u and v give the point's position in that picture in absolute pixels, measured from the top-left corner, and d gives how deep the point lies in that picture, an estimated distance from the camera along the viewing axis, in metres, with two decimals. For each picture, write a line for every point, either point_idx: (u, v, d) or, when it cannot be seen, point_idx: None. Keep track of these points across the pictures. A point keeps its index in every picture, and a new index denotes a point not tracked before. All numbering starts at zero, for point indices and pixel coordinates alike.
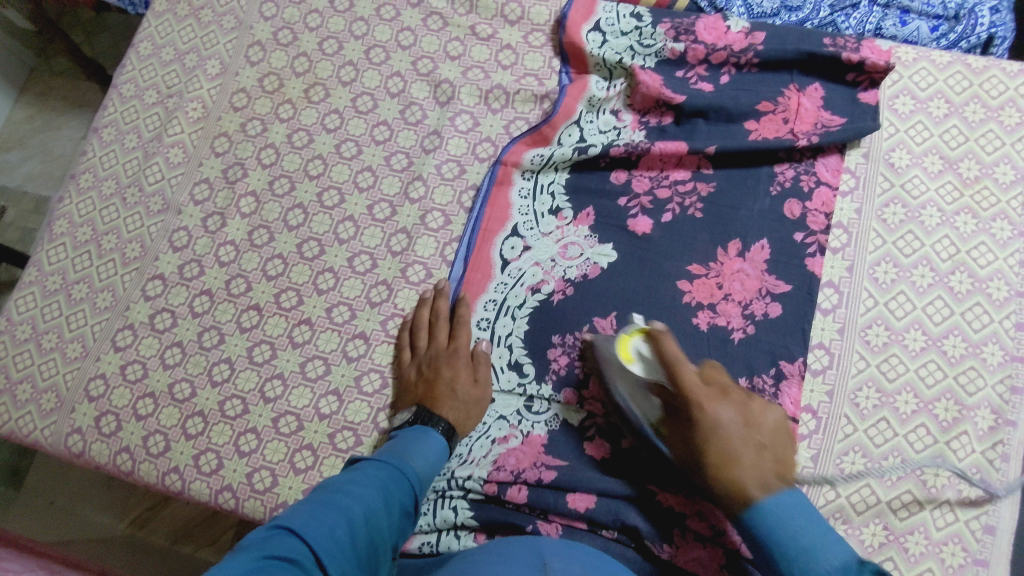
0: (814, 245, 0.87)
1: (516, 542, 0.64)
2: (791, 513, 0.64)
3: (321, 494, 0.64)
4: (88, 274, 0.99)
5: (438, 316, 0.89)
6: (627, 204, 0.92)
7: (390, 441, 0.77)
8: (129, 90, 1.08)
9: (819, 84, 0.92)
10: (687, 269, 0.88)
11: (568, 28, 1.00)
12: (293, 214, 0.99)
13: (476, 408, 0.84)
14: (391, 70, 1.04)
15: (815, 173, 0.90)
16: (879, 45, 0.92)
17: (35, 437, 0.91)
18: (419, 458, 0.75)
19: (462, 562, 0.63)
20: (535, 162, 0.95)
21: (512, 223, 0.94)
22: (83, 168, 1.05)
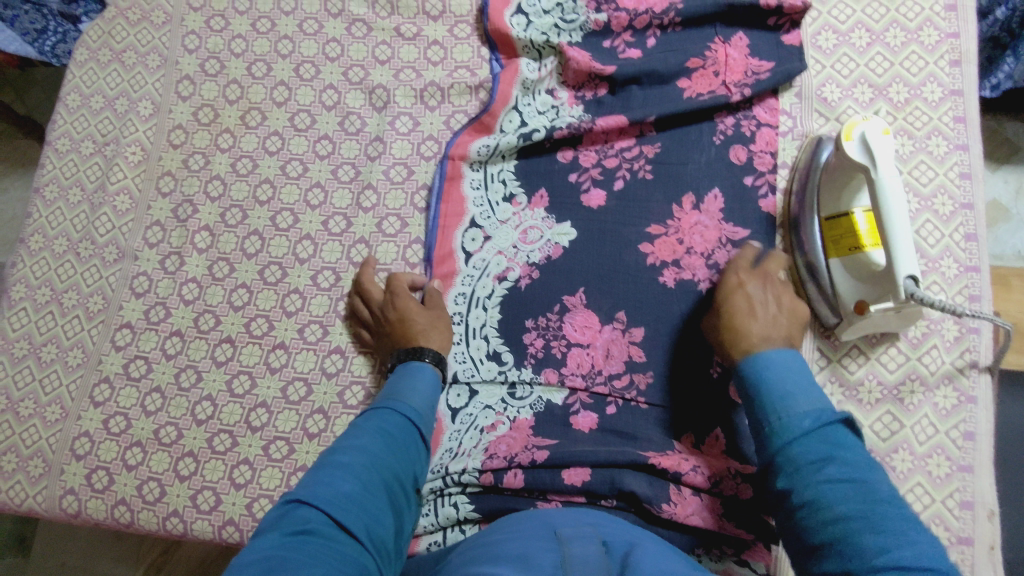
0: (764, 186, 0.89)
1: (525, 517, 0.64)
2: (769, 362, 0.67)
3: (325, 458, 0.65)
4: (55, 334, 0.98)
5: (365, 283, 0.91)
6: (579, 179, 0.93)
7: (381, 389, 0.78)
8: (64, 145, 1.07)
9: (743, 33, 0.93)
10: (647, 231, 0.90)
11: (490, 15, 1.00)
12: (250, 241, 0.98)
13: (444, 329, 0.87)
14: (324, 84, 1.04)
15: (754, 117, 0.92)
16: None
17: (29, 505, 0.91)
18: (412, 395, 0.76)
19: (476, 542, 0.63)
20: (482, 153, 0.95)
21: (469, 216, 0.94)
22: (32, 230, 1.03)
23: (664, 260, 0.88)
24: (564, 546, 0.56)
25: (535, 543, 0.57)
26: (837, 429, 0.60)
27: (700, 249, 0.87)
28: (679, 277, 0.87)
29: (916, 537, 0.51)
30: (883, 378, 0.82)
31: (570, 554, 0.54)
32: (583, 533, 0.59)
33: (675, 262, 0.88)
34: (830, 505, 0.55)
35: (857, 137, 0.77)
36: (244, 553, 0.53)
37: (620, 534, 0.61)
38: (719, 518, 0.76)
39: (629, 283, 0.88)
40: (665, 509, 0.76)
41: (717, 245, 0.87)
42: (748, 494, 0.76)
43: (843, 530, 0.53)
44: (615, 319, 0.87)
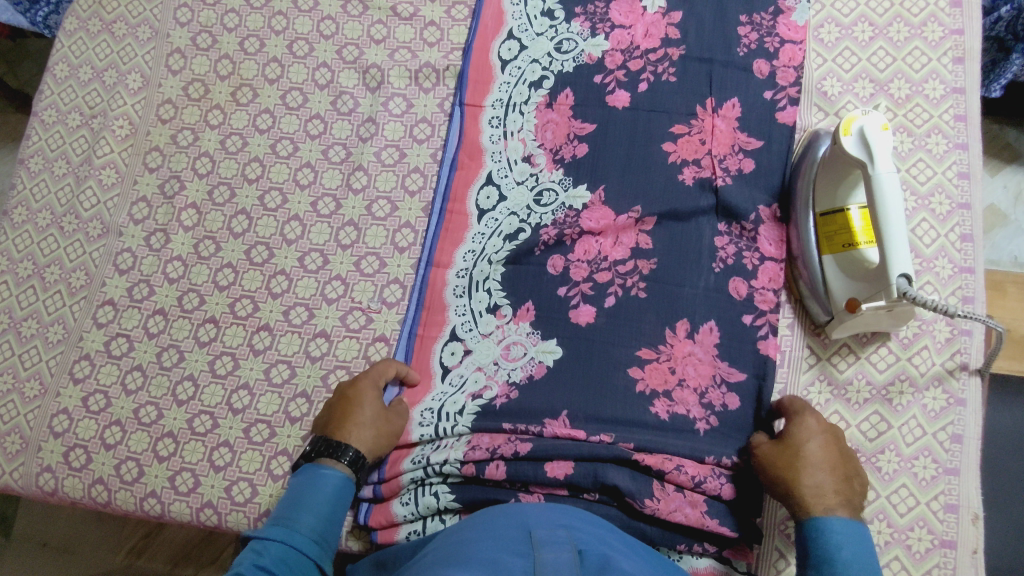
0: (765, 327, 0.82)
1: (500, 517, 0.64)
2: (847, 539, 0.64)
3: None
4: (36, 309, 0.96)
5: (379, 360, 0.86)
6: (568, 293, 0.87)
7: (285, 496, 0.73)
8: (50, 117, 1.04)
9: (736, 101, 0.90)
10: (637, 354, 0.83)
11: (479, 46, 0.98)
12: (237, 220, 0.97)
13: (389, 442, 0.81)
14: (317, 62, 1.02)
15: (758, 249, 0.85)
16: (796, 18, 0.92)
17: (5, 482, 0.90)
18: (309, 514, 0.70)
19: (448, 539, 0.63)
20: (467, 262, 0.91)
21: (450, 328, 0.88)
22: (15, 203, 1.01)
23: (653, 388, 0.82)
24: (535, 551, 0.55)
25: (507, 546, 0.56)
26: None
27: (693, 383, 0.81)
28: (672, 412, 0.80)
29: None
30: (872, 377, 0.81)
31: (540, 561, 0.54)
32: (556, 537, 0.59)
33: (666, 393, 0.81)
34: None
35: (856, 132, 0.76)
36: None
37: (592, 541, 0.61)
38: (701, 515, 0.75)
39: (613, 368, 0.83)
40: (647, 505, 0.75)
41: (711, 383, 0.81)
42: (731, 495, 0.76)
43: None
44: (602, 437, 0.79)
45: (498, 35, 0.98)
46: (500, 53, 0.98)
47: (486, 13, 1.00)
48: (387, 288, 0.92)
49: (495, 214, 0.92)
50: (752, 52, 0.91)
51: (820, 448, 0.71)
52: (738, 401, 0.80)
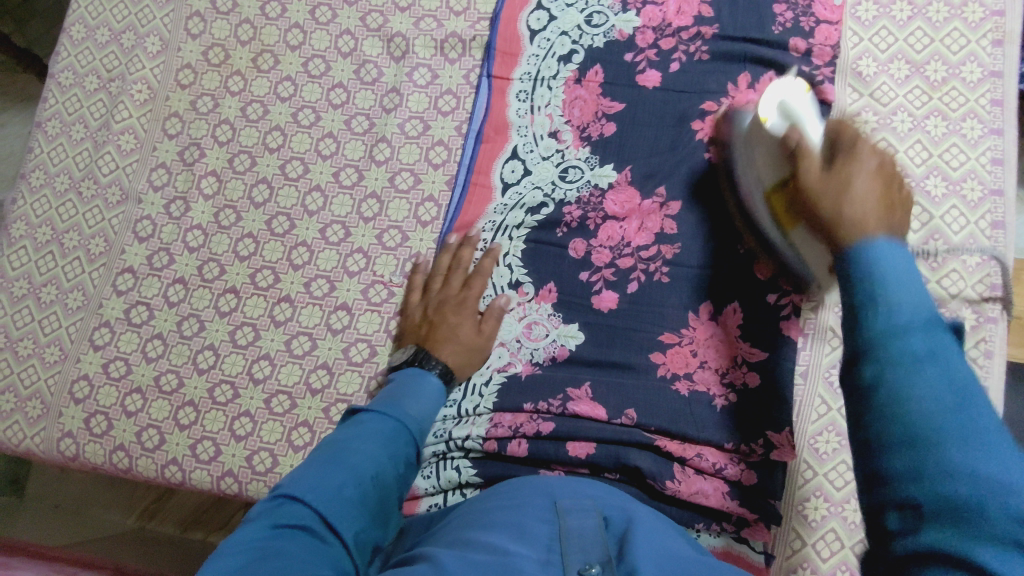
0: (787, 308, 0.81)
1: (528, 485, 0.67)
2: (888, 259, 0.48)
3: (265, 508, 0.56)
4: (55, 275, 0.96)
5: (459, 264, 0.88)
6: (590, 277, 0.87)
7: (390, 385, 0.75)
8: (67, 79, 1.03)
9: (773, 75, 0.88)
10: (659, 338, 0.83)
11: (507, 16, 0.96)
12: (258, 190, 0.96)
13: (477, 356, 0.84)
14: (340, 29, 0.99)
15: None
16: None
17: (26, 446, 0.91)
18: (416, 401, 0.72)
19: (474, 506, 0.67)
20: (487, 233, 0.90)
21: None
22: (32, 166, 1.00)
23: (675, 372, 0.82)
24: (561, 519, 0.59)
25: (534, 512, 0.60)
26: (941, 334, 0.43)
27: (714, 364, 0.81)
28: (692, 391, 0.81)
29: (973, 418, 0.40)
30: None
31: (565, 530, 0.57)
32: (582, 505, 0.62)
33: (687, 375, 0.82)
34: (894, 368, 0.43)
35: (777, 109, 0.76)
36: (224, 554, 0.51)
37: (617, 507, 0.64)
38: (721, 497, 0.76)
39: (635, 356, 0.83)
40: (668, 486, 0.77)
41: (731, 364, 0.81)
42: (751, 480, 0.76)
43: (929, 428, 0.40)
44: (623, 415, 0.80)
45: (526, 5, 0.96)
46: (529, 24, 0.95)
47: None
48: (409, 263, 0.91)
49: (519, 189, 0.91)
50: (787, 31, 0.89)
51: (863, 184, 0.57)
52: (759, 381, 0.80)
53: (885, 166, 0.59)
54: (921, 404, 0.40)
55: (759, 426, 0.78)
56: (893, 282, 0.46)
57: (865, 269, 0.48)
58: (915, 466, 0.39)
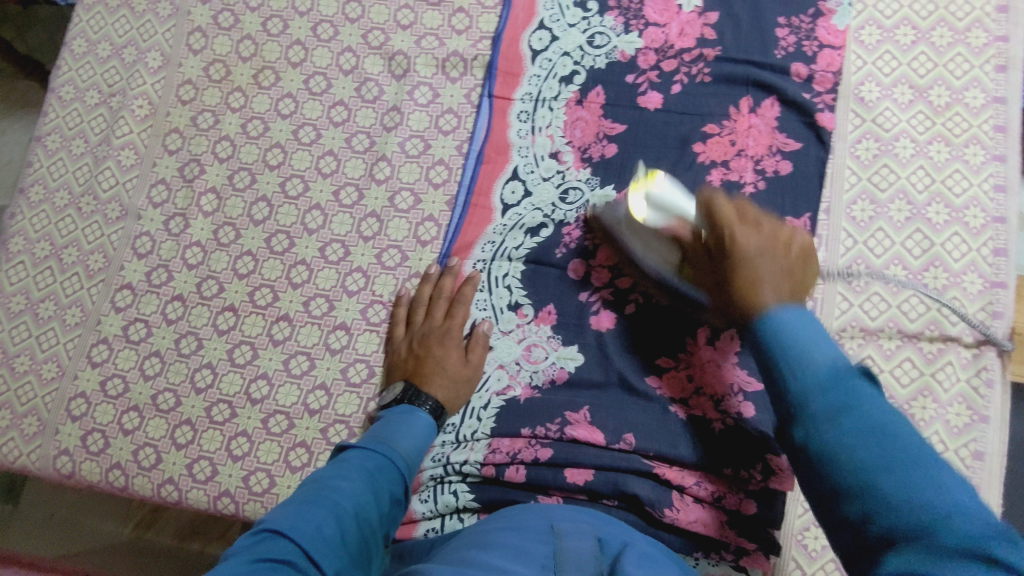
0: None
1: (529, 511, 0.70)
2: (799, 331, 0.55)
3: (247, 544, 0.58)
4: (53, 291, 0.95)
5: (441, 293, 0.88)
6: (589, 299, 0.87)
7: (378, 423, 0.77)
8: (68, 93, 1.02)
9: (775, 99, 0.89)
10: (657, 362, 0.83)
11: (509, 36, 0.96)
12: (257, 207, 0.95)
13: (465, 386, 0.84)
14: (341, 46, 0.99)
15: None
16: (836, 24, 0.90)
17: (22, 463, 0.90)
18: (405, 440, 0.74)
19: (475, 529, 0.69)
20: (486, 254, 0.90)
21: (471, 322, 0.88)
22: (32, 181, 1.00)
23: (672, 396, 0.81)
24: (560, 540, 0.61)
25: (533, 534, 0.63)
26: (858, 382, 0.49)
27: (711, 389, 0.80)
28: (688, 415, 0.80)
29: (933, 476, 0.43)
30: (895, 392, 0.80)
31: (563, 554, 0.58)
32: (580, 528, 0.64)
33: (684, 400, 0.81)
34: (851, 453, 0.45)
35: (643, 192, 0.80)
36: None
37: (615, 533, 0.66)
38: (721, 526, 0.76)
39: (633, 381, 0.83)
40: (666, 515, 0.76)
41: (729, 390, 0.80)
42: (751, 510, 0.76)
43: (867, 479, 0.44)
44: (622, 441, 0.79)
45: (528, 25, 0.96)
46: (531, 44, 0.95)
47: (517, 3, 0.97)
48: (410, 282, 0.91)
49: (519, 210, 0.91)
50: (789, 55, 0.89)
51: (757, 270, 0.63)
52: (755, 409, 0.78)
53: (795, 241, 0.67)
54: (858, 443, 0.46)
55: (758, 451, 0.77)
56: (794, 346, 0.54)
57: (780, 328, 0.56)
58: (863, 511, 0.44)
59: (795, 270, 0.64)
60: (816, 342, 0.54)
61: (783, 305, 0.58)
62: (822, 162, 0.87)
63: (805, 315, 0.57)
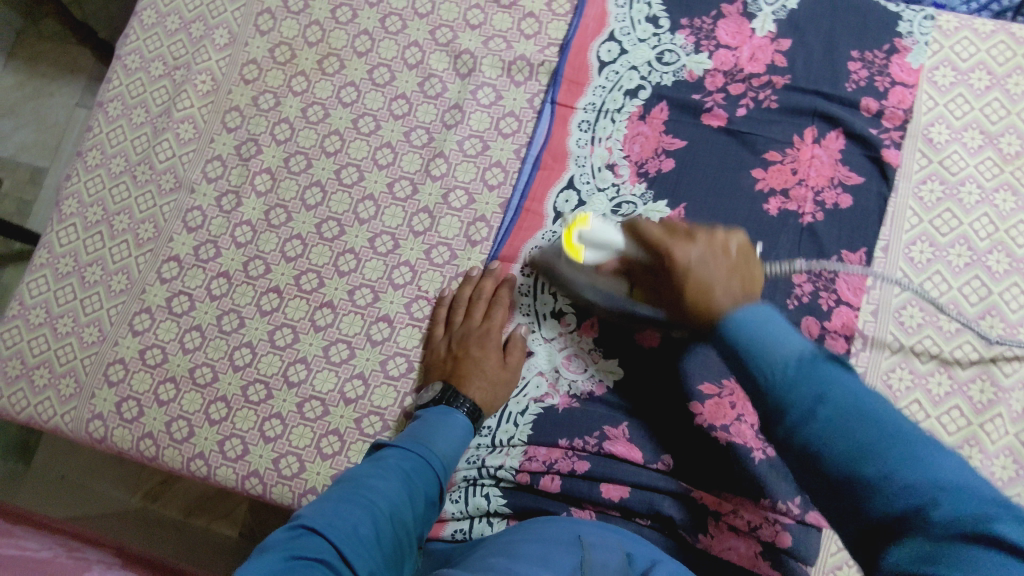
0: None
1: (556, 522, 0.70)
2: (762, 331, 0.54)
3: (283, 538, 0.58)
4: (101, 256, 0.96)
5: (481, 295, 0.88)
6: None
7: (416, 422, 0.76)
8: (134, 63, 1.03)
9: (840, 131, 0.88)
10: (699, 389, 0.81)
11: (578, 45, 0.95)
12: (311, 192, 0.96)
13: (503, 389, 0.83)
14: (408, 40, 0.99)
15: (835, 291, 0.84)
16: (911, 62, 0.89)
17: (56, 423, 0.91)
18: (442, 441, 0.73)
19: (502, 537, 0.69)
20: (535, 260, 0.90)
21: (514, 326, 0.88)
22: (90, 146, 1.01)
23: (712, 424, 0.80)
24: (586, 551, 0.61)
25: (561, 544, 0.63)
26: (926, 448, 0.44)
27: (752, 418, 0.80)
28: (729, 443, 0.79)
29: (940, 463, 0.44)
30: (941, 438, 0.79)
31: (589, 560, 0.59)
32: (608, 543, 0.64)
33: (724, 428, 0.80)
34: (838, 441, 0.47)
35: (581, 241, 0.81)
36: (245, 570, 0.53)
37: (643, 552, 0.65)
38: (754, 557, 0.75)
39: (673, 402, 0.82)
40: (699, 540, 0.76)
41: None
42: (786, 542, 0.75)
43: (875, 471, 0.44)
44: (659, 461, 0.80)
45: (598, 36, 0.96)
46: (599, 55, 0.95)
47: (589, 12, 0.96)
48: (458, 280, 0.90)
49: (570, 217, 0.90)
50: (860, 89, 0.89)
51: (702, 266, 0.65)
52: None
53: (733, 242, 0.69)
54: (858, 427, 0.47)
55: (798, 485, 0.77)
56: (764, 348, 0.52)
57: (878, 486, 0.44)
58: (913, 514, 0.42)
59: (738, 267, 0.66)
60: (879, 419, 0.47)
61: (813, 368, 0.50)
62: (883, 199, 0.86)
63: (847, 376, 0.50)
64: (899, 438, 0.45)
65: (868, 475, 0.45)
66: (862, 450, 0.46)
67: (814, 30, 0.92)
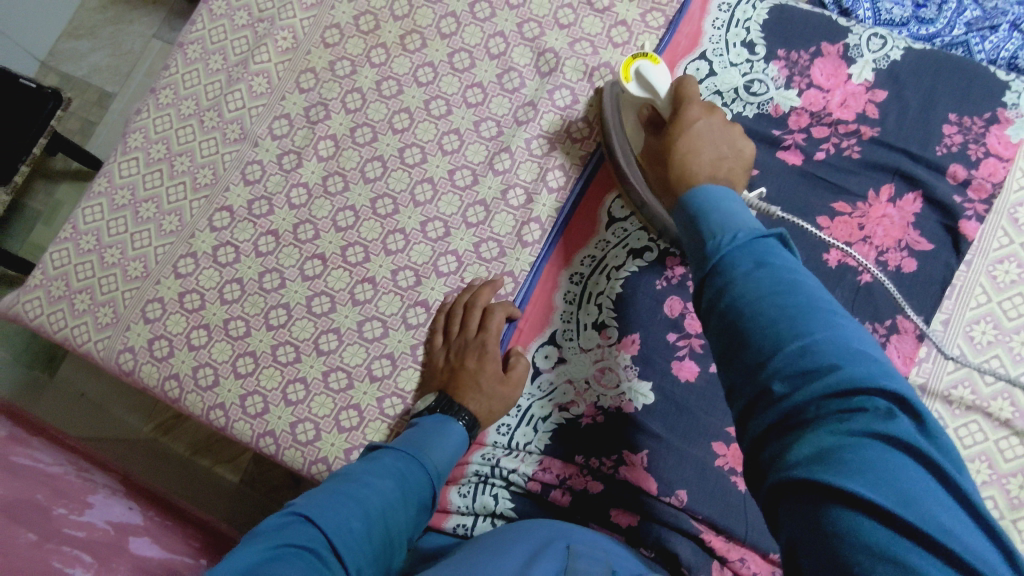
0: None
1: (550, 526, 0.69)
2: (734, 223, 0.53)
3: (274, 525, 0.58)
4: (157, 194, 0.97)
5: (475, 302, 0.85)
6: (677, 341, 0.85)
7: (411, 428, 0.76)
8: (220, 8, 1.03)
9: (920, 195, 0.85)
10: (726, 430, 0.80)
11: (667, 58, 0.94)
12: (371, 165, 0.95)
13: (500, 401, 0.83)
14: (494, 29, 0.98)
15: (884, 356, 0.81)
16: (1011, 135, 0.85)
17: (88, 348, 0.92)
18: (439, 450, 0.73)
19: (494, 534, 0.69)
20: (585, 267, 0.92)
21: (551, 330, 0.89)
22: (164, 84, 1.01)
23: (732, 466, 0.79)
24: (570, 560, 0.60)
25: (545, 550, 0.62)
26: (792, 265, 0.50)
27: None
28: (747, 490, 0.78)
29: (889, 375, 0.43)
30: None
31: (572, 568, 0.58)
32: (594, 554, 0.63)
33: None
34: (774, 303, 0.47)
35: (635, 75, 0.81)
36: (235, 553, 0.54)
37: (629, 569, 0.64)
38: None
39: (698, 439, 0.80)
40: None
41: None
42: None
43: (808, 358, 0.43)
44: (673, 495, 0.78)
45: (689, 53, 0.94)
46: (687, 71, 0.93)
47: (683, 27, 0.95)
48: (490, 279, 0.89)
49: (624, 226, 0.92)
50: (950, 154, 0.85)
51: (707, 126, 0.69)
52: None
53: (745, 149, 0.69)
54: (775, 311, 0.46)
55: None
56: (734, 233, 0.53)
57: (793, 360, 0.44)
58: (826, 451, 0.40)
59: (739, 146, 0.69)
60: (782, 292, 0.47)
61: (759, 246, 0.51)
62: (951, 272, 0.83)
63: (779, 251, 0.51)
64: (823, 313, 0.46)
65: (777, 351, 0.45)
66: (830, 329, 0.45)
67: (914, 85, 0.88)
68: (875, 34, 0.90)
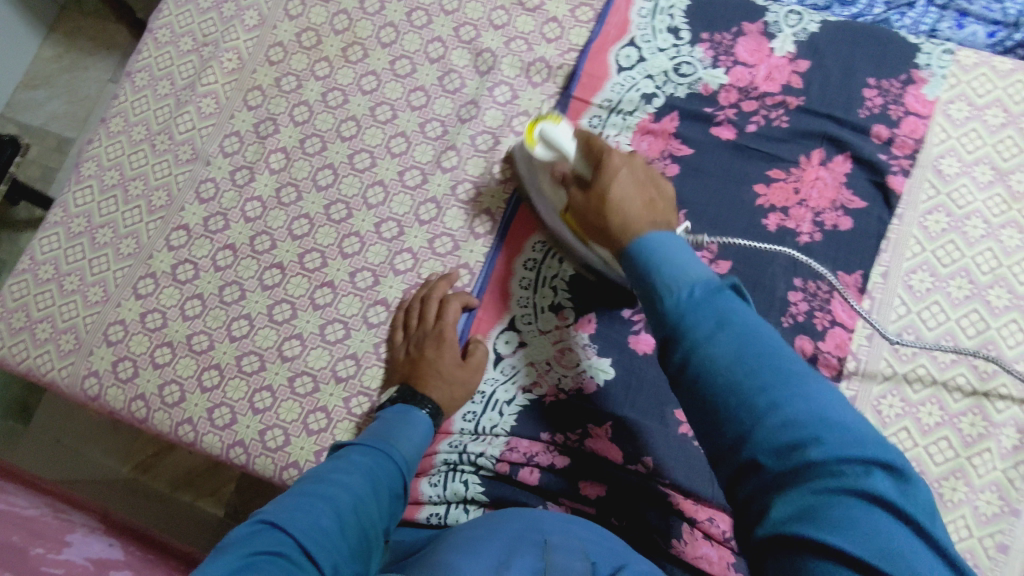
0: None
1: (526, 516, 0.69)
2: (668, 253, 0.56)
3: (243, 534, 0.57)
4: (113, 219, 0.98)
5: (431, 296, 0.88)
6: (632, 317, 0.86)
7: (376, 422, 0.76)
8: (164, 36, 1.05)
9: (847, 156, 0.89)
10: None
11: (597, 49, 0.97)
12: (323, 174, 0.97)
13: (461, 388, 0.83)
14: (432, 35, 1.01)
15: (830, 311, 0.84)
16: (926, 93, 0.90)
17: (52, 377, 0.92)
18: (406, 441, 0.74)
19: (469, 526, 0.68)
20: (537, 252, 0.91)
21: (509, 316, 0.89)
22: (114, 113, 1.03)
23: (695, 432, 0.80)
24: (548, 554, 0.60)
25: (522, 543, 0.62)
26: (727, 296, 0.53)
27: None
28: None
29: (815, 390, 0.47)
30: (927, 468, 0.78)
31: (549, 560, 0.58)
32: (569, 543, 0.63)
33: None
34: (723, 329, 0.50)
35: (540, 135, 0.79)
36: (205, 566, 0.52)
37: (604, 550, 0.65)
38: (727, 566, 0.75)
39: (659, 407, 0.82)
40: (673, 545, 0.76)
41: None
42: None
43: (766, 398, 0.46)
44: (639, 462, 0.80)
45: (618, 41, 0.97)
46: (618, 59, 0.97)
47: (610, 20, 0.98)
48: (444, 274, 0.91)
49: None
50: (872, 116, 0.89)
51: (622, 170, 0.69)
52: None
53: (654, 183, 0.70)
54: (726, 347, 0.49)
55: None
56: (670, 266, 0.55)
57: (769, 424, 0.45)
58: (793, 435, 0.44)
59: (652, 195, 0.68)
60: (720, 319, 0.51)
61: (715, 296, 0.52)
62: (884, 225, 0.86)
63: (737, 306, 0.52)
64: (791, 376, 0.47)
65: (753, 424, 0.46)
66: (780, 374, 0.47)
67: (834, 54, 0.93)
68: (791, 11, 0.95)
